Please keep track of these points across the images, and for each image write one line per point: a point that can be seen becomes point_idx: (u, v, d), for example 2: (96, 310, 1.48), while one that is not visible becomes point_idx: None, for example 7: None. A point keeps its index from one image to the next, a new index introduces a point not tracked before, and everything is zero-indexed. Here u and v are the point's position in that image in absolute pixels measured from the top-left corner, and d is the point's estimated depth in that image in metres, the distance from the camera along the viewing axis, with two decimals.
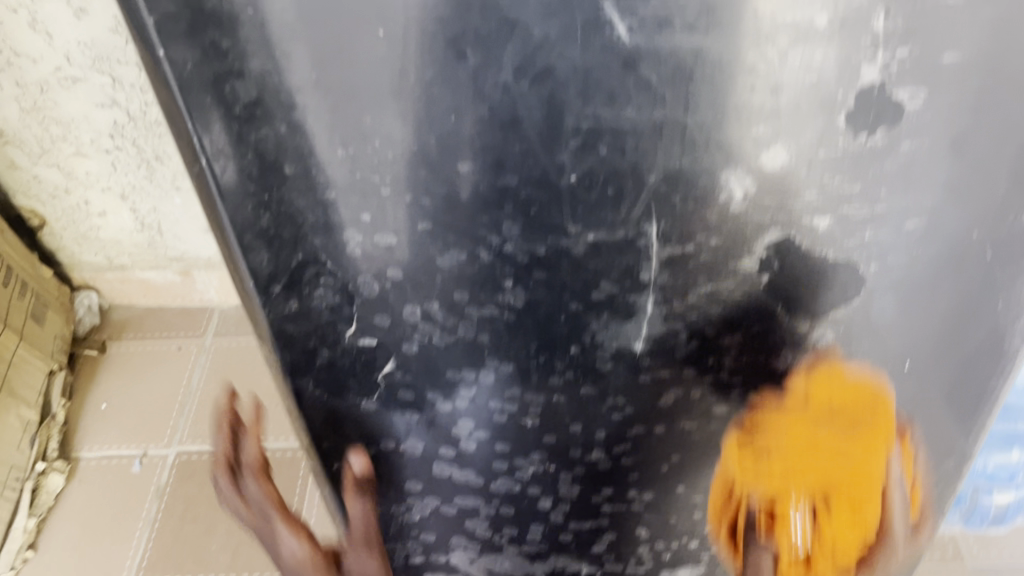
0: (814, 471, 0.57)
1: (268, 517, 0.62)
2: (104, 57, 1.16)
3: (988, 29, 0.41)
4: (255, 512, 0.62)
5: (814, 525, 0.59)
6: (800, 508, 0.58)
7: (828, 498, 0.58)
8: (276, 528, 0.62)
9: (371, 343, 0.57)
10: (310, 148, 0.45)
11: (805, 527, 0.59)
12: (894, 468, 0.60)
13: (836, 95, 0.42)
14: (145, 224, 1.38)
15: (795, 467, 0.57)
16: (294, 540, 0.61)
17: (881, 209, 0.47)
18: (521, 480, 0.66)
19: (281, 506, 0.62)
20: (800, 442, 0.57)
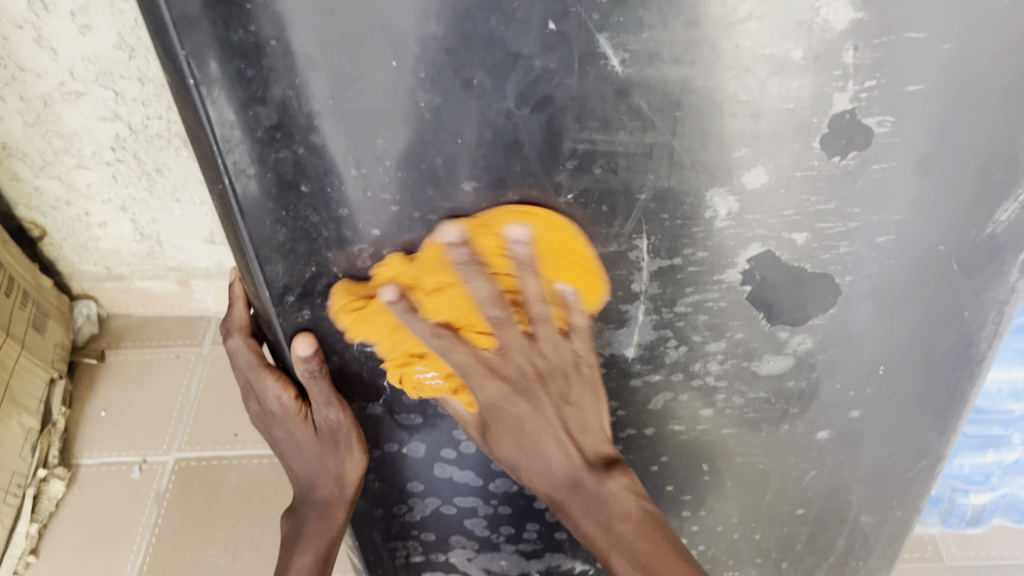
0: (395, 330, 0.56)
1: (254, 371, 0.61)
2: (107, 72, 1.19)
3: (948, 62, 0.44)
4: (242, 363, 0.62)
5: (421, 326, 0.53)
6: (430, 372, 0.59)
7: (387, 317, 0.55)
8: (259, 379, 0.62)
9: (378, 351, 0.60)
10: (326, 168, 0.49)
11: (445, 375, 0.59)
12: (484, 291, 0.51)
13: (811, 121, 0.46)
14: (144, 234, 1.41)
15: (393, 330, 0.56)
16: (278, 389, 0.61)
17: (854, 224, 0.51)
18: (518, 480, 0.70)
19: (264, 361, 0.62)
20: (443, 288, 0.52)
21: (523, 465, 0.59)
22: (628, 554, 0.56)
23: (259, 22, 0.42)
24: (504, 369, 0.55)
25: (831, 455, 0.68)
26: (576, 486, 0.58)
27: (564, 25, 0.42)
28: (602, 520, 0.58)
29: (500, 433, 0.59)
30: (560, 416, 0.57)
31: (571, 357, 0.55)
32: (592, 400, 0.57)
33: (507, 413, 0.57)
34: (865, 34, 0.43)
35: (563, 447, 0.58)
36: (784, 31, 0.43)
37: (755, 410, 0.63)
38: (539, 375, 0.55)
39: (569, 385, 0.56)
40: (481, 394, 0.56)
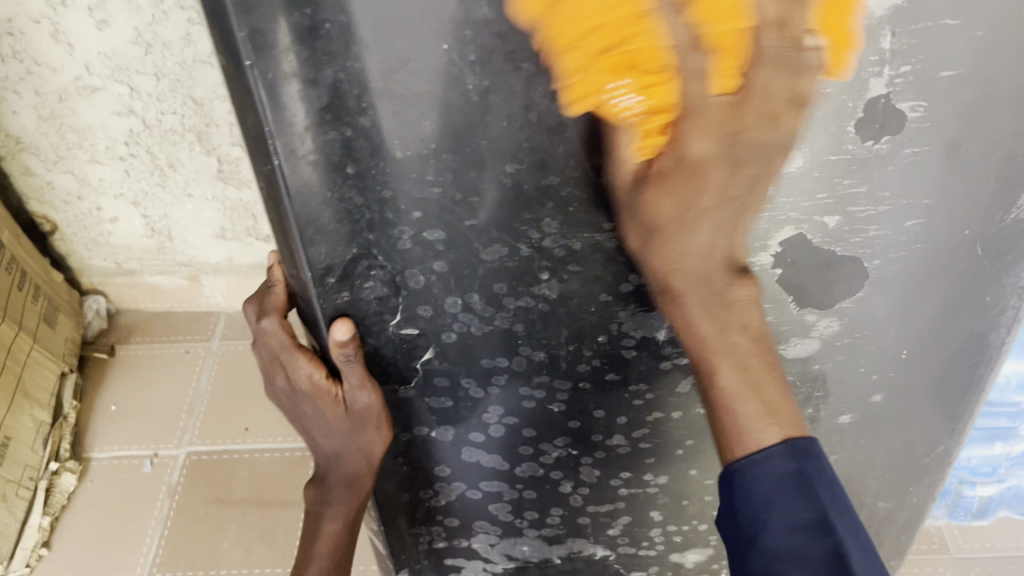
0: (625, 41, 0.43)
1: (286, 351, 0.61)
2: (123, 67, 1.20)
3: (980, 49, 0.46)
4: (272, 343, 0.62)
5: (683, 31, 0.42)
6: (630, 95, 0.44)
7: (630, 22, 0.42)
8: (291, 359, 0.61)
9: (414, 333, 0.61)
10: (373, 150, 0.50)
11: (643, 124, 0.45)
12: (681, 35, 0.42)
13: (848, 106, 0.47)
14: (155, 229, 1.42)
15: (592, 29, 0.43)
16: (312, 368, 0.61)
17: (884, 208, 0.53)
18: (545, 464, 0.71)
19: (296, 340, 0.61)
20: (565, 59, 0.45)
21: (679, 240, 0.46)
22: (746, 373, 0.47)
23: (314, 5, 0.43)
24: (733, 117, 0.44)
25: (851, 438, 0.70)
26: (709, 290, 0.47)
27: None
28: (722, 324, 0.47)
29: (664, 193, 0.46)
30: (733, 201, 0.46)
31: (788, 132, 0.46)
32: (761, 196, 0.48)
33: (682, 172, 0.45)
34: (902, 20, 0.44)
35: (715, 235, 0.47)
36: None
37: None
38: (754, 128, 0.45)
39: (767, 143, 0.46)
40: (684, 137, 0.44)
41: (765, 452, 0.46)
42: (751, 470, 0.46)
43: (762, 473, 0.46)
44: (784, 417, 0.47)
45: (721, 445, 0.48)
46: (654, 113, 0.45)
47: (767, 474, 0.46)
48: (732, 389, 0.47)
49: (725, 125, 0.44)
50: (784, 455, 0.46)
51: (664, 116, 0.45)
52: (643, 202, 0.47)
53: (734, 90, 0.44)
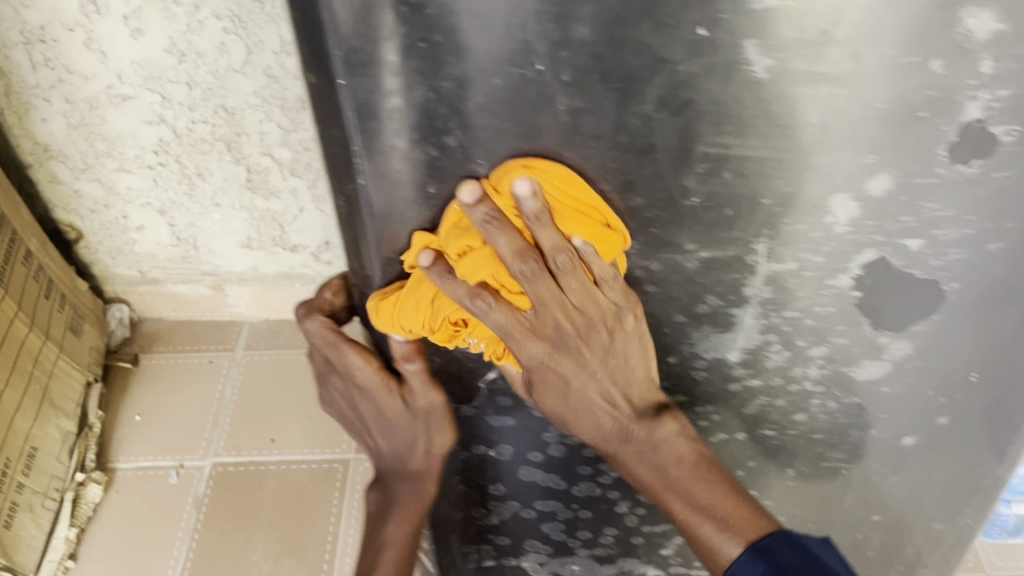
0: (443, 305, 0.52)
1: (336, 347, 0.60)
2: (155, 76, 1.19)
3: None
4: (325, 340, 0.61)
5: (458, 289, 0.49)
6: (482, 343, 0.56)
7: (431, 297, 0.52)
8: (343, 356, 0.60)
9: (479, 352, 0.60)
10: (457, 169, 0.49)
11: (496, 347, 0.56)
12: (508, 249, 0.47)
13: (941, 129, 0.47)
14: (181, 238, 1.41)
15: (428, 314, 0.54)
16: (362, 362, 0.59)
17: (969, 232, 0.52)
18: (603, 484, 0.70)
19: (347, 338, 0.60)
20: (468, 251, 0.49)
21: (575, 420, 0.58)
22: (689, 498, 0.55)
23: (411, 24, 0.43)
24: (542, 327, 0.52)
25: (913, 460, 0.69)
26: (625, 437, 0.57)
27: (714, 31, 0.43)
28: (655, 464, 0.57)
29: (548, 390, 0.57)
30: (601, 373, 0.54)
31: (609, 305, 0.52)
32: (632, 347, 0.55)
33: (559, 363, 0.54)
34: (1005, 45, 0.44)
35: (606, 404, 0.56)
36: (927, 42, 0.43)
37: (846, 415, 0.64)
38: (576, 325, 0.51)
39: (607, 329, 0.53)
40: (524, 351, 0.53)
41: (734, 564, 0.52)
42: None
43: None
44: (739, 527, 0.53)
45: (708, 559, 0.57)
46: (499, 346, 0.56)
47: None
48: (685, 517, 0.55)
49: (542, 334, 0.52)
50: (750, 560, 0.52)
51: (501, 344, 0.55)
52: (544, 402, 0.58)
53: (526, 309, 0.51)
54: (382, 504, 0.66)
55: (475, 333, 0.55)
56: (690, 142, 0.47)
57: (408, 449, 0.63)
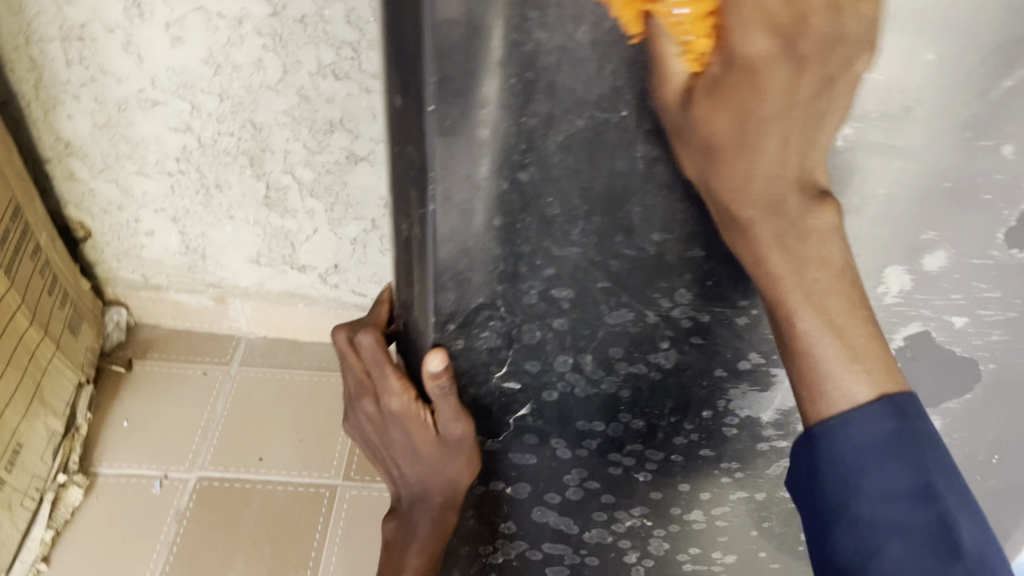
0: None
1: (378, 369, 0.59)
2: (188, 84, 1.19)
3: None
4: (366, 362, 0.60)
5: None
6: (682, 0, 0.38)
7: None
8: (383, 379, 0.60)
9: (515, 387, 0.61)
10: (526, 204, 0.50)
11: (691, 36, 0.39)
12: None
13: (1001, 213, 0.48)
14: (190, 247, 1.41)
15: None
16: (400, 390, 0.59)
17: (1013, 315, 0.53)
18: (615, 532, 0.70)
19: (390, 359, 0.60)
20: None
21: (749, 156, 0.40)
22: (824, 310, 0.42)
23: (509, 60, 0.44)
24: (787, 12, 0.37)
25: None
26: (774, 211, 0.41)
27: None
28: (800, 254, 0.42)
29: (720, 104, 0.39)
30: (800, 110, 0.40)
31: (861, 24, 0.39)
32: (842, 93, 0.41)
33: (775, 70, 0.38)
34: None
35: (780, 152, 0.40)
36: (1004, 126, 0.45)
37: None
38: (826, 29, 0.38)
39: (842, 39, 0.39)
40: (736, 36, 0.38)
41: (863, 407, 0.43)
42: (845, 428, 0.43)
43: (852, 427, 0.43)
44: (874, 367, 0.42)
45: (807, 400, 0.44)
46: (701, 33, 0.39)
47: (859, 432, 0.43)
48: (813, 333, 0.42)
49: (783, 20, 0.37)
50: (882, 415, 0.43)
51: (709, 15, 0.38)
52: (700, 122, 0.41)
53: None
54: (400, 532, 0.67)
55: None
56: None
57: (431, 482, 0.63)
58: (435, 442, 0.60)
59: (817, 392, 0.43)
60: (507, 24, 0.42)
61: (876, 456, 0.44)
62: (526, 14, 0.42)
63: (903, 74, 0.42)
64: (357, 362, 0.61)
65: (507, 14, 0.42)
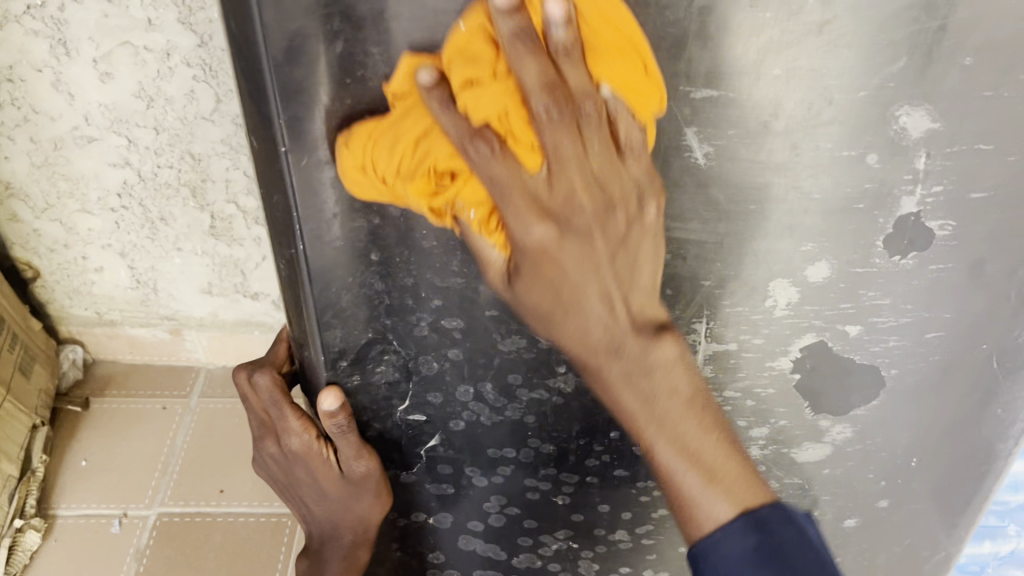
0: (420, 153, 0.44)
1: (277, 409, 0.58)
2: (122, 119, 1.19)
3: (1001, 179, 0.47)
4: (264, 402, 0.59)
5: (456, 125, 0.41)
6: (466, 205, 0.45)
7: (428, 138, 0.43)
8: (282, 419, 0.59)
9: (421, 419, 0.60)
10: (401, 238, 0.49)
11: (485, 227, 0.46)
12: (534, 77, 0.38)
13: (877, 221, 0.48)
14: (140, 281, 1.40)
15: (401, 170, 0.45)
16: (300, 430, 0.58)
17: (906, 320, 0.53)
18: (543, 555, 0.69)
19: (289, 398, 0.59)
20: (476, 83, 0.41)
21: (558, 318, 0.46)
22: (677, 437, 0.45)
23: (357, 97, 0.43)
24: (549, 199, 0.41)
25: (854, 542, 0.70)
26: (615, 354, 0.45)
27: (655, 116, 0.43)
28: (644, 393, 0.45)
29: (531, 281, 0.45)
30: (607, 266, 0.44)
31: (633, 180, 0.43)
32: (643, 237, 0.44)
33: (554, 250, 0.43)
34: (937, 143, 0.45)
35: (604, 306, 0.45)
36: (864, 136, 0.44)
37: (788, 496, 0.65)
38: (593, 202, 0.41)
39: (622, 198, 0.42)
40: (516, 230, 0.43)
41: (721, 529, 0.44)
42: (710, 550, 0.44)
43: (716, 550, 0.44)
44: (730, 484, 0.44)
45: (680, 523, 0.46)
46: (487, 222, 0.46)
47: (726, 550, 0.44)
48: (669, 465, 0.45)
49: (547, 205, 0.41)
50: (744, 531, 0.44)
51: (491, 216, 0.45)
52: (528, 290, 0.46)
53: (537, 166, 0.41)
54: (314, 568, 0.66)
55: (456, 191, 0.45)
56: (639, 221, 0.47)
57: (341, 520, 0.62)
58: (340, 481, 0.60)
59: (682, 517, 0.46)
60: (350, 61, 0.42)
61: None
62: (368, 49, 0.42)
63: (750, 89, 0.42)
64: (257, 401, 0.60)
65: (347, 51, 0.42)
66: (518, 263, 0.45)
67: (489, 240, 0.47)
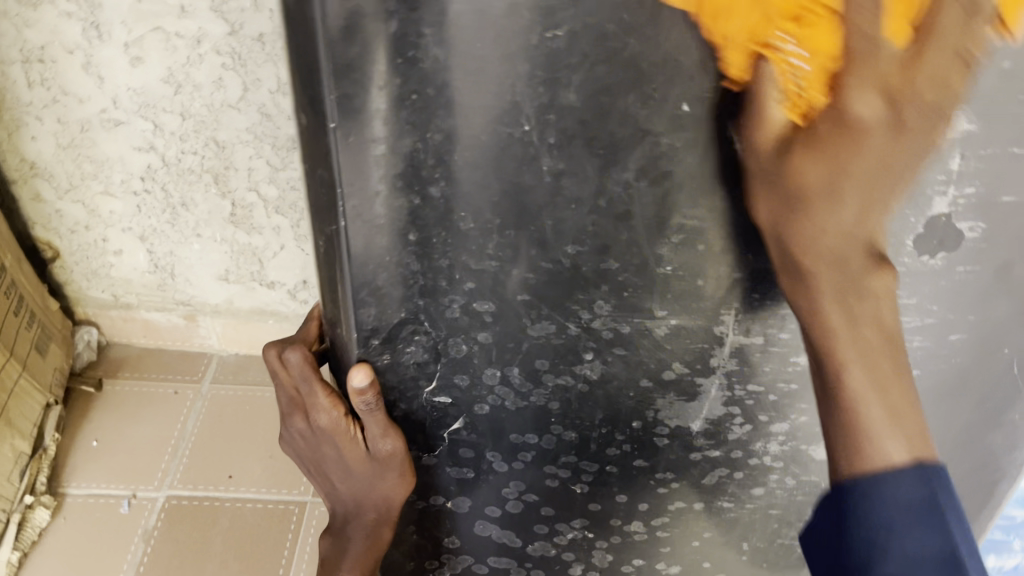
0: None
1: (307, 385, 0.59)
2: (149, 104, 1.20)
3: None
4: (295, 378, 0.60)
5: None
6: (803, 50, 0.42)
7: None
8: (312, 395, 0.60)
9: (446, 401, 0.60)
10: (439, 219, 0.50)
11: (805, 85, 0.43)
12: None
13: (909, 220, 0.49)
14: (158, 266, 1.41)
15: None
16: (329, 406, 0.59)
17: (929, 321, 0.54)
18: (557, 544, 0.70)
19: (319, 375, 0.60)
20: None
21: (818, 201, 0.45)
22: (874, 367, 0.47)
23: (407, 77, 0.44)
24: (900, 80, 0.42)
25: None
26: (839, 265, 0.46)
27: (697, 107, 0.45)
28: (852, 310, 0.47)
29: (816, 158, 0.44)
30: (883, 174, 0.45)
31: (949, 104, 0.44)
32: (919, 162, 0.46)
33: (866, 131, 0.43)
34: (971, 144, 0.46)
35: (854, 210, 0.46)
36: None
37: (803, 493, 0.65)
38: (921, 103, 0.43)
39: (941, 109, 0.44)
40: (847, 100, 0.42)
41: (893, 468, 0.46)
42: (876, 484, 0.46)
43: (886, 486, 0.46)
44: (911, 434, 0.46)
45: (844, 452, 0.47)
46: (815, 79, 0.42)
47: (896, 489, 0.46)
48: (860, 390, 0.47)
49: (894, 85, 0.42)
50: (916, 477, 0.46)
51: (829, 72, 0.42)
52: (786, 166, 0.45)
53: (906, 44, 0.41)
54: (335, 547, 0.67)
55: (803, 38, 0.41)
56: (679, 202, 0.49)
57: (364, 497, 0.63)
58: (366, 459, 0.61)
59: (854, 439, 0.47)
60: (403, 41, 0.43)
61: (909, 520, 0.45)
62: (420, 30, 0.43)
63: None
64: (288, 377, 0.61)
65: (400, 31, 0.42)
66: (809, 132, 0.44)
67: (783, 100, 0.43)
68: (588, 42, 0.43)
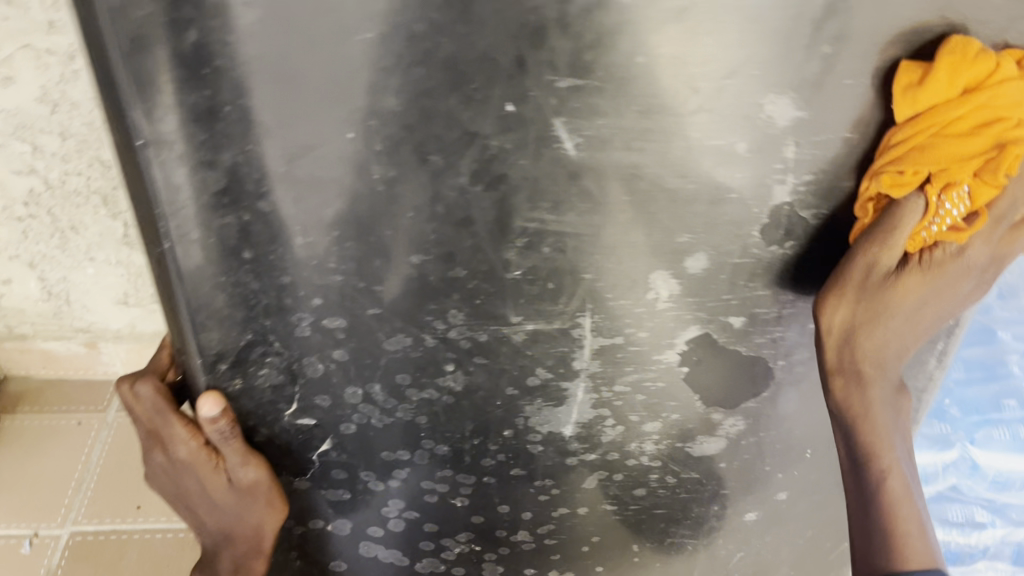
0: (983, 103, 0.43)
1: (160, 417, 0.57)
2: (26, 125, 1.14)
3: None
4: (147, 411, 0.57)
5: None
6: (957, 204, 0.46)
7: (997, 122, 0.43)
8: (167, 428, 0.57)
9: (310, 423, 0.58)
10: (273, 235, 0.48)
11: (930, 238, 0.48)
12: None
13: (752, 210, 0.48)
14: (52, 293, 1.35)
15: (977, 128, 0.43)
16: (184, 437, 0.56)
17: (787, 310, 0.54)
18: (446, 559, 0.69)
19: (173, 406, 0.57)
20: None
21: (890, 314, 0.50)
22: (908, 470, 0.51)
23: (216, 88, 0.42)
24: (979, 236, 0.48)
25: (757, 536, 0.70)
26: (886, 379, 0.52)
27: (522, 107, 0.43)
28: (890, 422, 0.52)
29: (910, 295, 0.49)
30: (935, 319, 0.51)
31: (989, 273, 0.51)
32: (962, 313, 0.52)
33: (941, 273, 0.49)
34: (804, 132, 0.45)
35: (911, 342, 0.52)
36: (731, 125, 0.45)
37: (686, 491, 0.65)
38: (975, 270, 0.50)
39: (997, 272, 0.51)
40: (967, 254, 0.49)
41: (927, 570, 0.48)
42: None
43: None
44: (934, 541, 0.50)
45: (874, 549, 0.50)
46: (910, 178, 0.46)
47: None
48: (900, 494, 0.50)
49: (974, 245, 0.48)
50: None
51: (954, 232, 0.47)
52: (875, 272, 0.49)
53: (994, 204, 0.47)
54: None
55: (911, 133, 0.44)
56: (519, 206, 0.47)
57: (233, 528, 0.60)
58: (229, 489, 0.58)
59: (886, 525, 0.50)
60: (205, 50, 0.41)
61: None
62: (222, 38, 0.40)
63: (615, 77, 0.42)
64: (140, 412, 0.58)
65: (200, 40, 0.40)
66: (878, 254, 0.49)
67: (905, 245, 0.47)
68: (400, 42, 0.41)
